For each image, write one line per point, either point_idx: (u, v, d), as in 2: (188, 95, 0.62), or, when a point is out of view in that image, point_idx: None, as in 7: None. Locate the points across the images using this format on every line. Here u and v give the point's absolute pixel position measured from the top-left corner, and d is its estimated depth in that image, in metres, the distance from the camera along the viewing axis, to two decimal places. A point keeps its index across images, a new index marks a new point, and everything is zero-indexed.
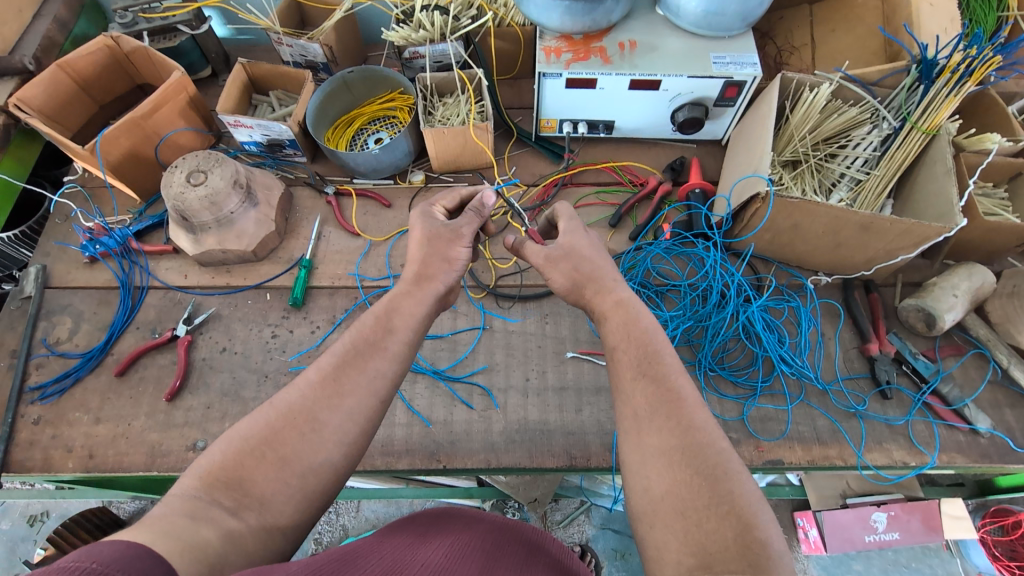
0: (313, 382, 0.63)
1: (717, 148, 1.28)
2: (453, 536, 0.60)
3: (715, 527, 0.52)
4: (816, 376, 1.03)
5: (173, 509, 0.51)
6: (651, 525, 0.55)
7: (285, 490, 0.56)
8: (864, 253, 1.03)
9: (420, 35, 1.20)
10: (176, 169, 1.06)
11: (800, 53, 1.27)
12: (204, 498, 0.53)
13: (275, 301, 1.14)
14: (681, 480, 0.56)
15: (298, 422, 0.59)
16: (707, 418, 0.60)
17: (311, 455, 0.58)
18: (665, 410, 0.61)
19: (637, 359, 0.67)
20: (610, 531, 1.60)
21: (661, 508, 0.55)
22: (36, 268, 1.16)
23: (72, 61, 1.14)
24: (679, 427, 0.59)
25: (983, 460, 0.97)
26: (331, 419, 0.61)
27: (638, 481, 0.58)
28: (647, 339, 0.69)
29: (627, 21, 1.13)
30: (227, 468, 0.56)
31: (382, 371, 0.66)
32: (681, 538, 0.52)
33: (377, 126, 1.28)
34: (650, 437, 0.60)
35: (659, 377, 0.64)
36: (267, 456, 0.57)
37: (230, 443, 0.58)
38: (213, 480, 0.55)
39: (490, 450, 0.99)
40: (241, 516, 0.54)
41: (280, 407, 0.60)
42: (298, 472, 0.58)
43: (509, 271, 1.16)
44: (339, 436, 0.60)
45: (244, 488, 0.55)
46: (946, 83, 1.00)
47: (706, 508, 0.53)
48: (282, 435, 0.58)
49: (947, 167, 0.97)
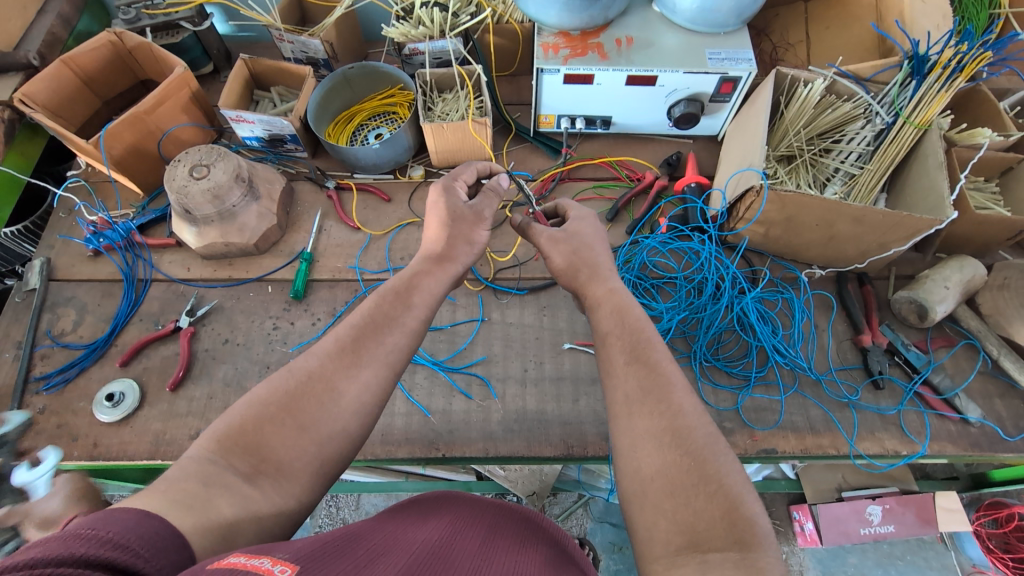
0: (330, 354, 0.64)
1: (714, 144, 1.30)
2: (452, 515, 0.62)
3: (704, 506, 0.53)
4: (809, 366, 1.05)
5: (186, 472, 0.52)
6: (641, 506, 0.56)
7: (303, 456, 0.58)
8: (857, 246, 1.05)
9: (419, 32, 1.21)
10: (178, 164, 1.07)
11: (795, 50, 1.29)
12: (220, 462, 0.54)
13: (277, 293, 1.15)
14: (670, 462, 0.57)
15: (318, 389, 0.61)
16: (693, 404, 0.62)
17: (330, 424, 0.60)
18: (653, 397, 0.62)
19: (621, 353, 0.68)
20: (608, 525, 1.61)
21: (651, 487, 0.56)
22: (40, 260, 1.18)
23: (75, 57, 1.16)
24: (665, 412, 0.61)
25: (974, 448, 0.98)
26: (348, 390, 0.63)
27: (629, 464, 0.59)
28: (631, 329, 0.71)
29: (624, 18, 1.15)
30: (247, 432, 0.57)
31: (397, 346, 0.68)
32: (670, 517, 0.54)
33: (378, 122, 1.30)
34: (639, 421, 0.61)
35: (650, 365, 0.66)
36: (287, 422, 0.59)
37: (251, 406, 0.59)
38: (231, 445, 0.56)
39: (489, 438, 1.01)
40: (257, 483, 0.55)
41: (299, 374, 0.62)
42: (317, 440, 0.59)
43: (508, 264, 1.17)
44: (356, 406, 0.62)
45: (262, 453, 0.56)
46: (937, 79, 1.02)
47: (694, 488, 0.54)
48: (302, 401, 0.60)
49: (938, 161, 0.99)
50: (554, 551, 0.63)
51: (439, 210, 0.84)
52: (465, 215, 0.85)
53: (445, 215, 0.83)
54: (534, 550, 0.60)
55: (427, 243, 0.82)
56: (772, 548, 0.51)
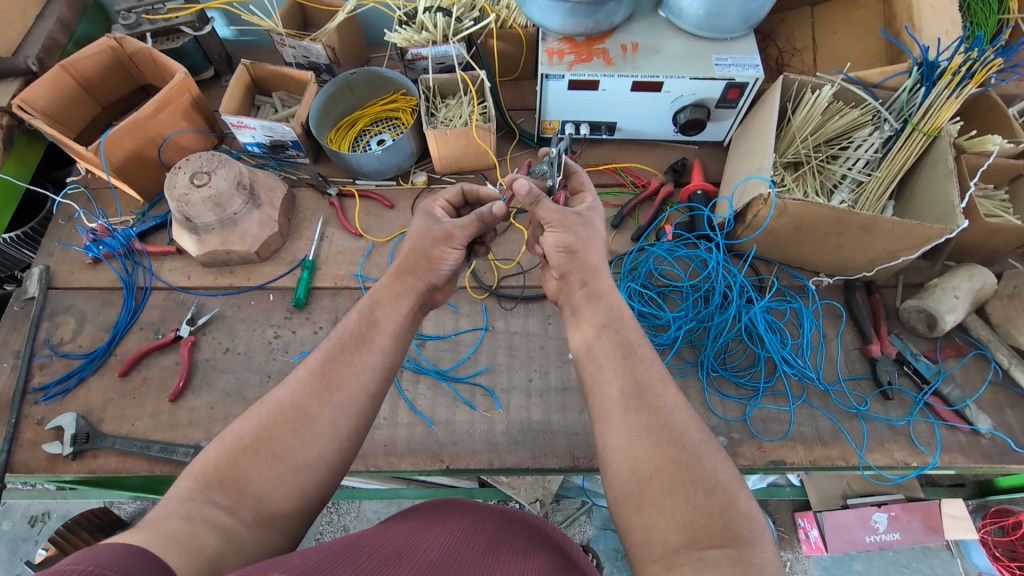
0: (303, 380, 0.64)
1: (720, 150, 1.28)
2: (456, 523, 0.60)
3: (704, 502, 0.53)
4: (817, 376, 1.04)
5: (169, 511, 0.52)
6: (638, 507, 0.55)
7: (280, 487, 0.57)
8: (866, 254, 1.03)
9: (422, 37, 1.20)
10: (179, 171, 1.06)
11: (801, 55, 1.27)
12: (201, 499, 0.54)
13: (278, 301, 1.14)
14: (667, 458, 0.56)
15: (290, 417, 0.60)
16: (681, 401, 0.62)
17: (304, 452, 0.59)
18: (646, 394, 0.61)
19: (617, 346, 0.68)
20: (611, 532, 1.59)
21: (649, 485, 0.55)
22: (39, 268, 1.16)
23: (75, 62, 1.14)
24: (659, 409, 0.60)
25: (984, 460, 0.97)
26: (323, 415, 0.61)
27: (623, 462, 0.58)
28: (628, 326, 0.70)
29: (629, 23, 1.13)
30: (222, 468, 0.57)
31: (373, 365, 0.67)
32: (669, 514, 0.53)
33: (380, 127, 1.28)
34: (635, 417, 0.60)
35: (643, 361, 0.65)
36: (260, 453, 0.58)
37: (224, 443, 0.59)
38: (208, 482, 0.56)
39: (493, 450, 1.00)
40: (237, 514, 0.54)
41: (273, 405, 0.62)
42: (293, 468, 0.58)
43: (512, 272, 1.16)
44: (331, 431, 0.61)
45: (239, 487, 0.56)
46: (947, 86, 1.00)
47: (692, 484, 0.54)
48: (275, 431, 0.59)
49: (948, 169, 0.98)
50: (560, 560, 0.62)
51: (420, 230, 0.83)
52: (473, 222, 0.84)
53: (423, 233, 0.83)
54: (540, 558, 0.59)
55: (398, 259, 0.81)
56: (767, 545, 0.51)
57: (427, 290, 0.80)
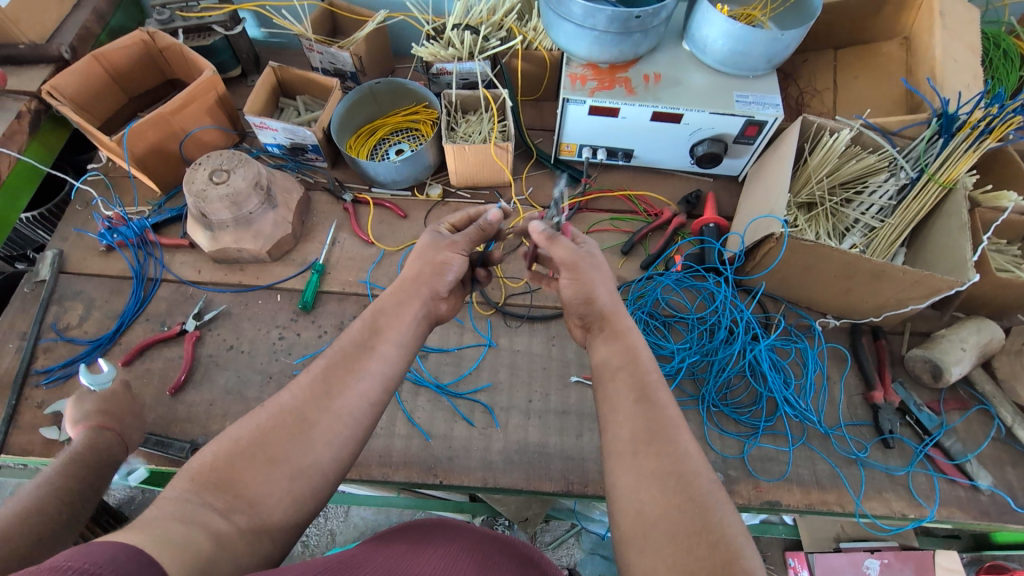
0: (306, 385, 0.64)
1: (734, 184, 1.29)
2: (445, 550, 0.59)
3: (704, 554, 0.52)
4: (819, 420, 1.03)
5: (164, 512, 0.52)
6: (640, 550, 0.55)
7: (276, 492, 0.57)
8: (874, 300, 1.03)
9: (448, 52, 1.22)
10: (199, 166, 1.07)
11: (822, 97, 1.28)
12: (195, 500, 0.54)
13: (285, 303, 1.14)
14: (672, 506, 0.56)
15: (291, 422, 0.61)
16: (693, 445, 0.61)
17: (302, 457, 0.60)
18: (658, 438, 0.61)
19: (632, 388, 0.67)
20: (599, 557, 1.56)
21: (652, 531, 0.55)
22: (53, 252, 1.18)
23: (107, 53, 1.17)
24: (669, 454, 0.60)
25: (983, 517, 0.96)
26: (320, 422, 0.62)
27: (629, 502, 0.58)
28: (645, 367, 0.70)
29: (653, 54, 1.15)
30: (218, 470, 0.57)
31: (374, 373, 0.67)
32: (670, 561, 0.53)
33: (399, 138, 1.30)
34: (644, 462, 0.60)
35: (657, 405, 0.65)
36: (257, 457, 0.58)
37: (221, 444, 0.59)
38: (203, 482, 0.56)
39: (488, 468, 0.99)
40: (231, 518, 0.54)
41: (274, 410, 0.62)
42: (289, 473, 0.59)
43: (519, 291, 1.16)
44: (329, 439, 0.62)
45: (235, 490, 0.56)
46: (965, 138, 1.01)
47: (696, 535, 0.53)
48: (274, 435, 0.60)
49: (961, 223, 0.98)
50: None
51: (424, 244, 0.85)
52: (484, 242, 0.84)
53: (429, 238, 0.84)
54: None
55: (403, 267, 0.82)
56: None
57: (433, 303, 0.81)
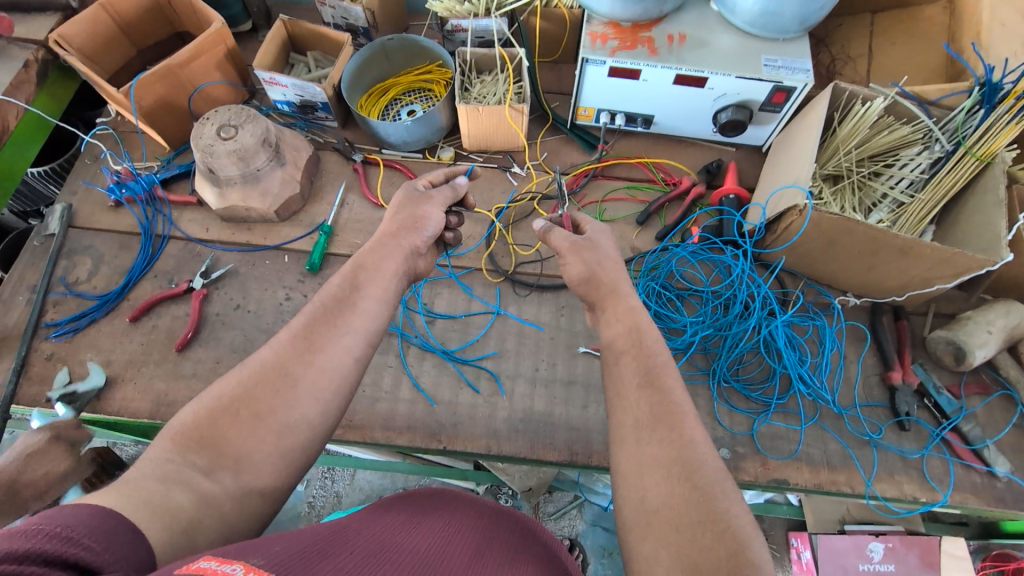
0: (285, 341, 0.63)
1: (757, 155, 1.24)
2: (443, 523, 0.58)
3: (709, 544, 0.50)
4: (833, 399, 1.00)
5: (144, 472, 0.51)
6: (642, 537, 0.53)
7: (262, 448, 0.56)
8: (898, 278, 0.99)
9: (464, 7, 1.18)
10: (206, 122, 1.04)
11: (855, 64, 1.21)
12: (177, 460, 0.53)
13: (292, 263, 1.13)
14: (677, 493, 0.54)
15: (273, 377, 0.60)
16: (701, 434, 0.59)
17: (286, 413, 0.58)
18: (662, 424, 0.60)
19: (638, 372, 0.66)
20: (601, 529, 1.57)
21: (654, 520, 0.54)
22: (62, 206, 1.17)
23: (114, 2, 1.14)
24: (678, 440, 0.58)
25: (997, 504, 0.93)
26: (304, 375, 0.61)
27: (633, 492, 0.57)
28: (651, 349, 0.68)
29: (679, 13, 1.09)
30: (201, 427, 0.56)
31: (357, 329, 0.66)
32: (674, 549, 0.51)
33: (411, 97, 1.26)
34: (648, 446, 0.58)
35: (665, 389, 0.63)
36: (242, 412, 0.57)
37: (204, 402, 0.58)
38: (186, 442, 0.55)
39: (492, 436, 0.98)
40: (215, 477, 0.53)
41: (255, 366, 0.61)
42: (275, 430, 0.57)
43: (530, 258, 1.14)
44: (314, 393, 0.60)
45: (217, 447, 0.55)
46: (1008, 110, 0.95)
47: (701, 524, 0.52)
48: (256, 391, 0.58)
49: (998, 199, 0.93)
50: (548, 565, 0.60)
51: (431, 206, 0.83)
52: None
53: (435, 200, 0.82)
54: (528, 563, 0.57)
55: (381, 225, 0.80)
56: None
57: None
